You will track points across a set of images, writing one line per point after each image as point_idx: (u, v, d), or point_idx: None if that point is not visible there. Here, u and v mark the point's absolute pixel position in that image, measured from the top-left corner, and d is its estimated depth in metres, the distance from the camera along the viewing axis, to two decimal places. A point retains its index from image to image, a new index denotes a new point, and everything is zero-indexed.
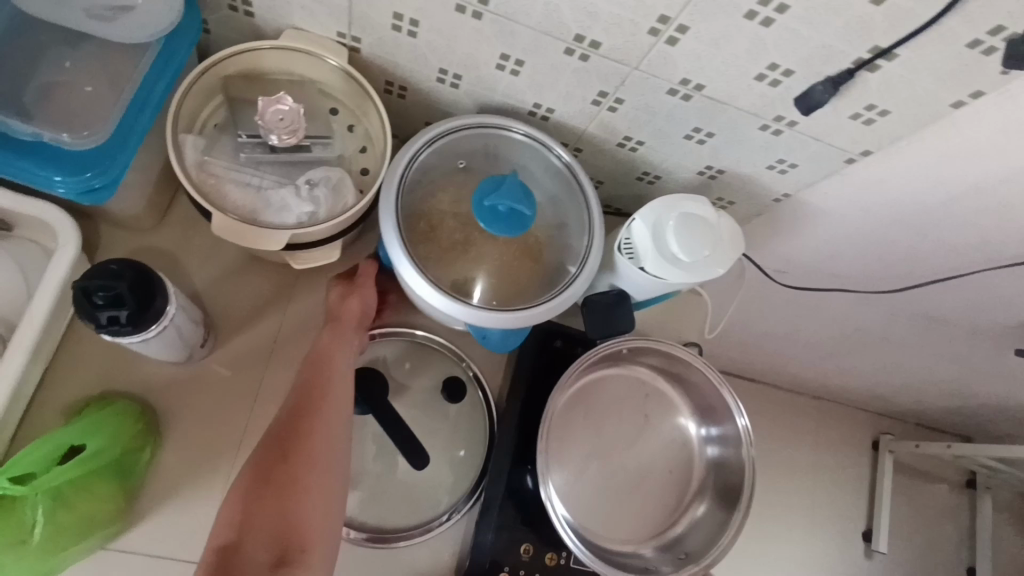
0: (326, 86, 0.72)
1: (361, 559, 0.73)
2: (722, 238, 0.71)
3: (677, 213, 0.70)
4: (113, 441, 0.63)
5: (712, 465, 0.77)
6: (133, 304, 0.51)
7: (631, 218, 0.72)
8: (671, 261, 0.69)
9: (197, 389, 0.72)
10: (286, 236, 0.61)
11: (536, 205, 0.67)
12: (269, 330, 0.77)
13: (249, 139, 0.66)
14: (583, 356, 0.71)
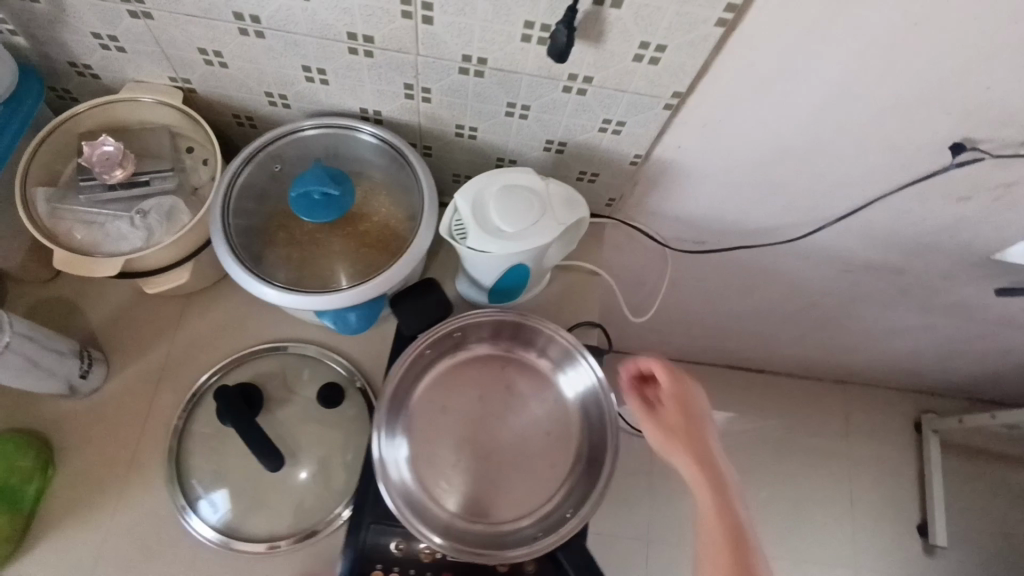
0: (178, 128, 0.78)
1: (248, 567, 0.74)
2: (553, 204, 0.71)
3: (498, 187, 0.71)
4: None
5: (584, 420, 0.76)
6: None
7: (455, 202, 0.72)
8: (501, 236, 0.70)
9: (90, 420, 0.78)
10: (120, 260, 0.68)
11: (348, 185, 0.70)
12: (159, 358, 0.82)
13: (88, 180, 0.71)
14: (416, 342, 0.73)
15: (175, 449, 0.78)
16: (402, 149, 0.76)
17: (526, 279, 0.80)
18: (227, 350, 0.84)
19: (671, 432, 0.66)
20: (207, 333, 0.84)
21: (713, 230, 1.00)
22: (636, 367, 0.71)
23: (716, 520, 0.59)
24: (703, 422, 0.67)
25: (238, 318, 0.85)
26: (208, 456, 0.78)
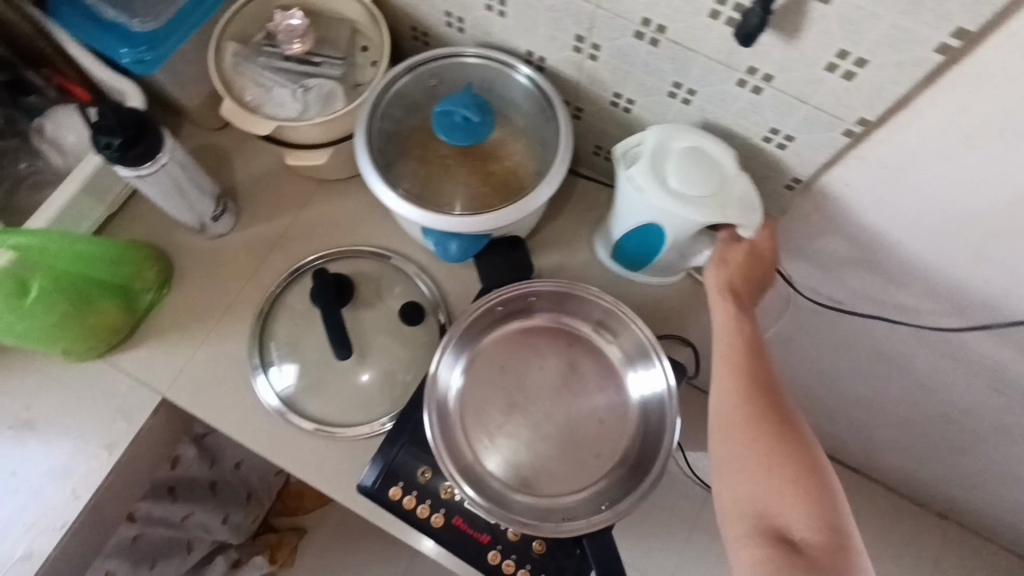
0: (359, 26, 0.82)
1: (287, 437, 0.79)
2: (730, 197, 0.67)
3: (689, 145, 0.68)
4: (112, 266, 0.77)
5: (642, 426, 0.71)
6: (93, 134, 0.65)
7: (643, 133, 0.71)
8: (664, 185, 0.67)
9: (209, 260, 0.87)
10: (272, 124, 0.74)
11: (490, 118, 0.69)
12: (279, 227, 0.89)
13: (271, 48, 0.78)
14: (497, 291, 0.72)
15: (266, 311, 0.84)
16: (552, 100, 0.75)
17: (655, 259, 0.78)
18: (336, 241, 0.89)
19: (728, 266, 0.72)
20: (324, 219, 0.89)
21: (852, 292, 0.89)
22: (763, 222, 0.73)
23: (743, 369, 0.65)
24: (757, 286, 0.72)
25: (354, 215, 0.90)
26: (288, 327, 0.83)
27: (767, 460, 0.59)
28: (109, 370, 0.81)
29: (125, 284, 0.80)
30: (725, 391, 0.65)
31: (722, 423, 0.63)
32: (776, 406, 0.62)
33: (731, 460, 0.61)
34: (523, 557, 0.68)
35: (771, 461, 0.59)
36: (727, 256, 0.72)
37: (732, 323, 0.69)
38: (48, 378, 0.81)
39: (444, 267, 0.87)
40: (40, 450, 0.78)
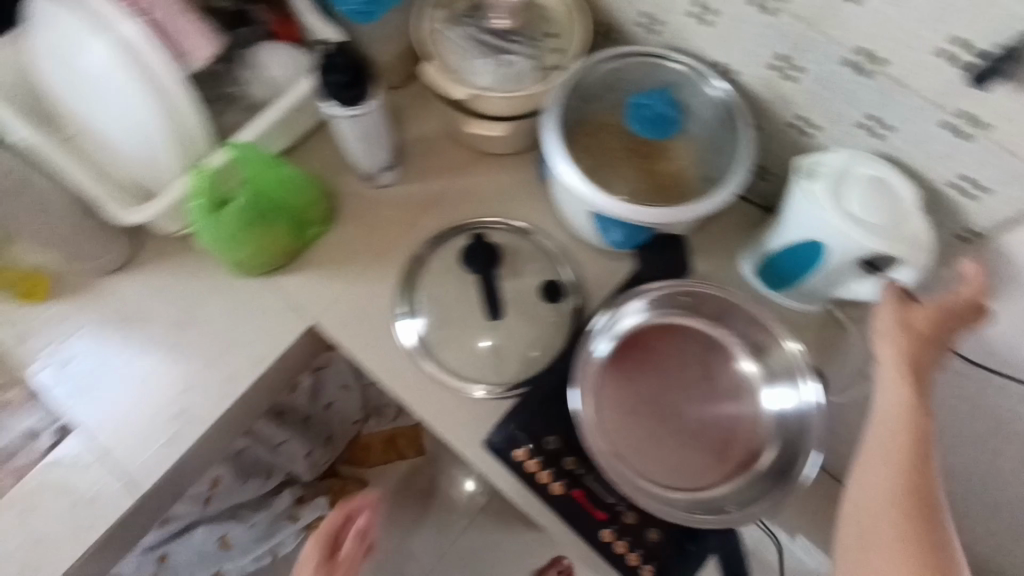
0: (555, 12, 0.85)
1: (420, 382, 0.84)
2: (904, 232, 0.67)
3: (870, 174, 0.69)
4: (298, 191, 0.83)
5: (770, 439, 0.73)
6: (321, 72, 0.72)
7: (826, 154, 0.72)
8: (838, 205, 0.68)
9: (369, 206, 0.93)
10: (466, 91, 0.78)
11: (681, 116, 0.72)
12: (436, 188, 0.94)
13: (475, 21, 0.82)
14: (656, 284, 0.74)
15: (415, 263, 0.89)
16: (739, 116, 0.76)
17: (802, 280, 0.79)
18: (487, 210, 0.93)
19: (909, 332, 0.68)
20: (479, 187, 0.94)
21: None
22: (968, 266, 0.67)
23: (907, 455, 0.65)
24: (932, 362, 0.69)
25: (509, 192, 0.94)
26: (433, 281, 0.88)
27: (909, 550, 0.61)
28: (268, 291, 0.88)
29: (301, 213, 0.86)
30: (884, 473, 0.65)
31: (872, 504, 0.64)
32: (926, 515, 0.62)
33: (866, 535, 0.64)
34: (636, 539, 0.72)
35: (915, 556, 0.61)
36: (910, 322, 0.68)
37: (909, 400, 0.66)
38: (214, 287, 0.88)
39: (585, 254, 0.90)
40: (199, 351, 0.86)
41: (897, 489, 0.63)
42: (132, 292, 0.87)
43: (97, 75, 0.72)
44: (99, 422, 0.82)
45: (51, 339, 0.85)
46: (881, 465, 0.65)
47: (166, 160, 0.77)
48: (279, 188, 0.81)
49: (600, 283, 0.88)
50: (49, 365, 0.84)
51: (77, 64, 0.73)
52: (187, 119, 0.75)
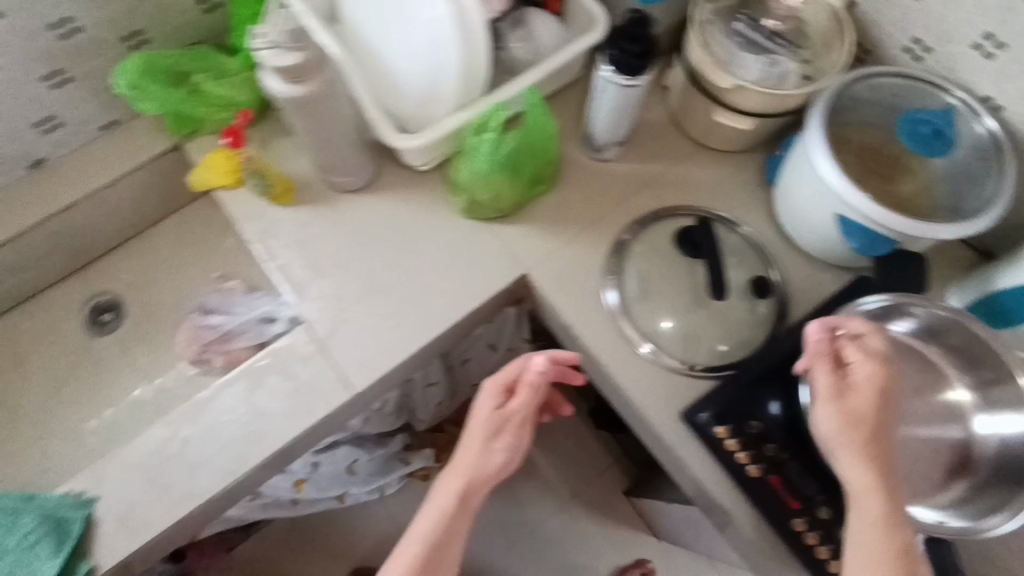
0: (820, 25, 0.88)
1: (620, 347, 0.89)
2: None
3: None
4: (549, 135, 0.88)
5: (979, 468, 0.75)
6: (612, 42, 0.77)
7: None
8: None
9: (590, 174, 0.97)
10: (733, 81, 0.82)
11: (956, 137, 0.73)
12: (654, 170, 0.98)
13: (746, 18, 0.86)
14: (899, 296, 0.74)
15: (628, 236, 0.93)
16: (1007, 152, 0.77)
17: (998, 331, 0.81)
18: (700, 200, 0.96)
19: (859, 423, 0.65)
20: (695, 176, 0.97)
21: None
22: (861, 331, 0.69)
23: (885, 514, 0.63)
24: (889, 430, 0.66)
25: (724, 186, 0.97)
26: (644, 256, 0.92)
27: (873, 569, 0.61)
28: (490, 235, 0.94)
29: (541, 167, 0.91)
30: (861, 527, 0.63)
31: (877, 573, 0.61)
32: None
33: None
34: (827, 534, 0.75)
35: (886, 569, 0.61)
36: (850, 409, 0.66)
37: (876, 469, 0.64)
38: (440, 220, 0.94)
39: (792, 257, 0.93)
40: (419, 276, 0.92)
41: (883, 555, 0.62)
42: (365, 210, 0.94)
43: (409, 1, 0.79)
44: (323, 321, 0.89)
45: (288, 239, 0.92)
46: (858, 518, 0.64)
47: (444, 91, 0.82)
48: (533, 131, 0.86)
49: (805, 287, 0.91)
50: (285, 262, 0.91)
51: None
52: (474, 54, 0.80)
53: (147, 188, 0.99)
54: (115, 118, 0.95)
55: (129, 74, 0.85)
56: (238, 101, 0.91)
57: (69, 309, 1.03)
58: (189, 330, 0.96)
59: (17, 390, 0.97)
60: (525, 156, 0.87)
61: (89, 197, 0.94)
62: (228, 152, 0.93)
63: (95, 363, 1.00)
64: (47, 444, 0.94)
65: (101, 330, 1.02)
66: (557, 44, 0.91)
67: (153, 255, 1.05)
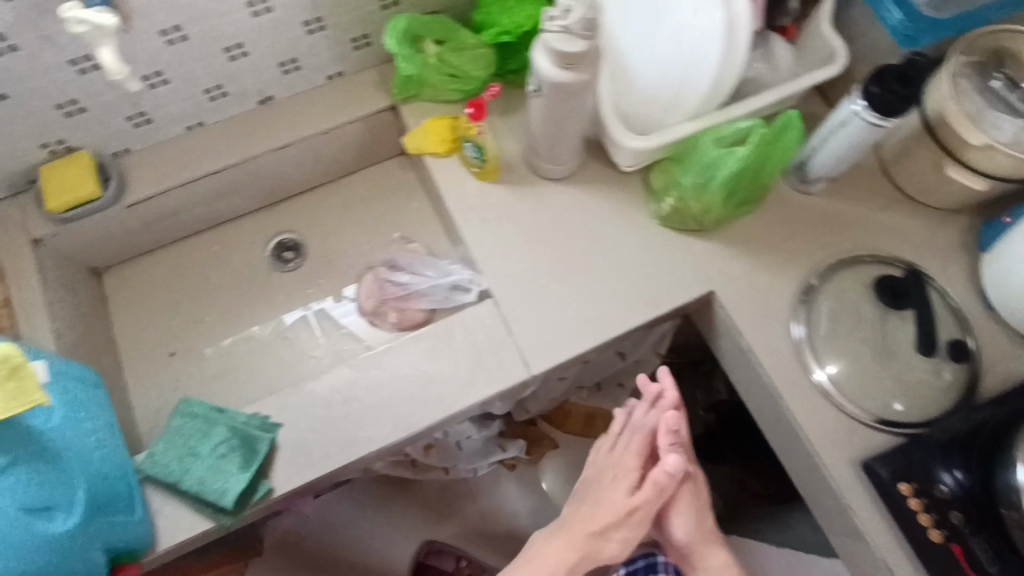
0: None
1: (798, 382, 0.88)
2: None
3: None
4: (787, 151, 0.83)
5: None
6: (875, 79, 0.78)
7: None
8: None
9: (788, 206, 0.97)
10: (983, 139, 0.81)
11: None
12: (852, 213, 0.97)
13: (1005, 76, 0.85)
14: None
15: (820, 275, 0.93)
16: None
17: None
18: (897, 250, 0.95)
19: (619, 462, 0.88)
20: (894, 226, 0.96)
21: None
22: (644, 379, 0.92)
23: (705, 546, 0.90)
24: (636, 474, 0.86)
25: (924, 240, 0.95)
26: (835, 297, 0.91)
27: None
28: (682, 245, 0.94)
29: (763, 179, 0.88)
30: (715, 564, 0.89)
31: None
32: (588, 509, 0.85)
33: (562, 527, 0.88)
34: None
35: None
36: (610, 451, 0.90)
37: (688, 504, 0.89)
38: (636, 223, 0.95)
39: (989, 326, 0.90)
40: (608, 273, 0.92)
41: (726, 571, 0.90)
42: (565, 199, 0.96)
43: (680, 7, 0.80)
44: (514, 300, 0.90)
45: (487, 214, 0.95)
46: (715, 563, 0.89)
47: (689, 99, 0.83)
48: (774, 146, 0.81)
49: (999, 360, 0.88)
50: (481, 236, 0.94)
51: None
52: (730, 68, 0.80)
53: (354, 141, 1.03)
54: (342, 71, 0.99)
55: (394, 37, 0.89)
56: (472, 76, 0.93)
57: (251, 242, 1.06)
58: (372, 281, 1.00)
59: (201, 310, 1.01)
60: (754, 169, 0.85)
61: (306, 141, 0.99)
62: (452, 120, 0.97)
63: (273, 298, 1.03)
64: (223, 366, 0.98)
65: (284, 267, 1.04)
66: (789, 72, 0.91)
67: (340, 205, 1.09)
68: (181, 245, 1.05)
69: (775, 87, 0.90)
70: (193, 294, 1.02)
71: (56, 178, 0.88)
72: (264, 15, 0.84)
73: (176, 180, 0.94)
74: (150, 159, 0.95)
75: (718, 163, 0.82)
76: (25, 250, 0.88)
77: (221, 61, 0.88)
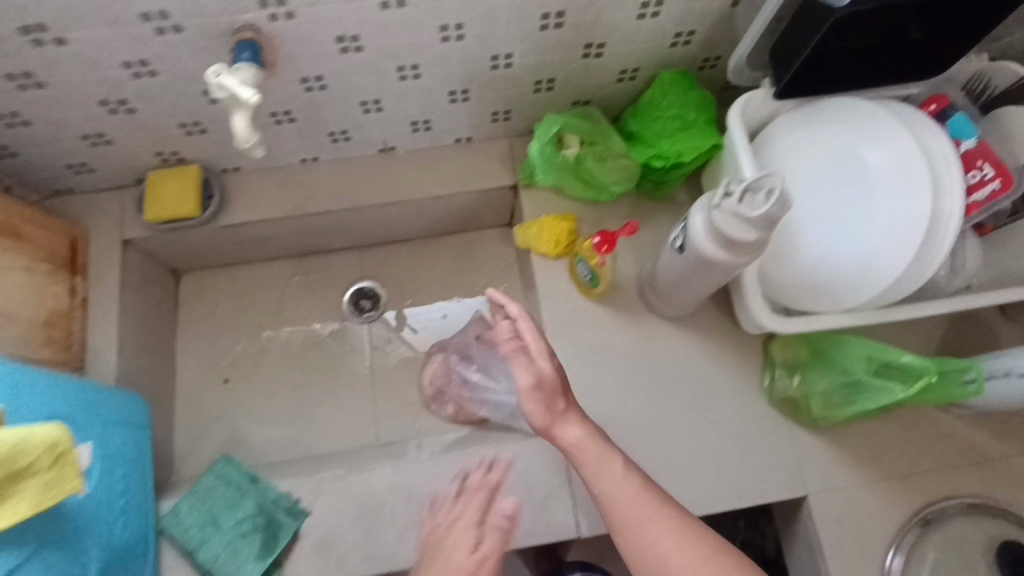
0: None
1: None
2: None
3: None
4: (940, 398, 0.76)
5: None
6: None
7: None
8: None
9: (915, 422, 0.84)
10: None
11: None
12: (990, 450, 0.83)
13: None
14: None
15: (931, 513, 0.81)
16: None
17: None
18: None
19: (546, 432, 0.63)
20: None
21: None
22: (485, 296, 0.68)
23: (599, 457, 0.60)
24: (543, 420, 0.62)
25: None
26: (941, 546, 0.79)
27: (680, 529, 0.56)
28: (784, 433, 0.83)
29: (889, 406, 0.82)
30: (613, 489, 0.59)
31: (677, 550, 0.54)
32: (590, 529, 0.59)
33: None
34: None
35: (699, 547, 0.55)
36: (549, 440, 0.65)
37: (552, 390, 0.62)
38: (739, 393, 0.85)
39: None
40: (694, 440, 0.83)
41: (625, 492, 0.58)
42: (668, 342, 0.86)
43: (880, 190, 0.68)
44: None
45: (578, 339, 0.86)
46: (611, 486, 0.59)
47: (862, 295, 0.72)
48: (933, 389, 0.74)
49: None
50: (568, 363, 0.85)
51: (862, 166, 0.69)
52: (917, 270, 0.70)
53: (462, 207, 0.96)
54: (472, 137, 0.91)
55: (545, 143, 0.78)
56: (609, 188, 0.84)
57: (331, 283, 1.01)
58: (438, 366, 0.92)
59: (265, 339, 0.98)
60: (896, 403, 0.78)
61: (415, 201, 0.93)
62: (570, 224, 0.87)
63: (340, 345, 0.98)
64: (273, 407, 0.95)
65: (359, 318, 0.99)
66: (966, 280, 0.79)
67: (430, 266, 1.02)
68: (263, 267, 1.01)
69: (948, 297, 0.77)
70: (262, 321, 0.99)
71: (161, 188, 0.85)
72: (410, 80, 0.77)
73: (276, 213, 0.90)
74: (255, 183, 0.90)
75: (870, 388, 0.75)
76: (116, 250, 0.86)
77: (355, 112, 0.82)
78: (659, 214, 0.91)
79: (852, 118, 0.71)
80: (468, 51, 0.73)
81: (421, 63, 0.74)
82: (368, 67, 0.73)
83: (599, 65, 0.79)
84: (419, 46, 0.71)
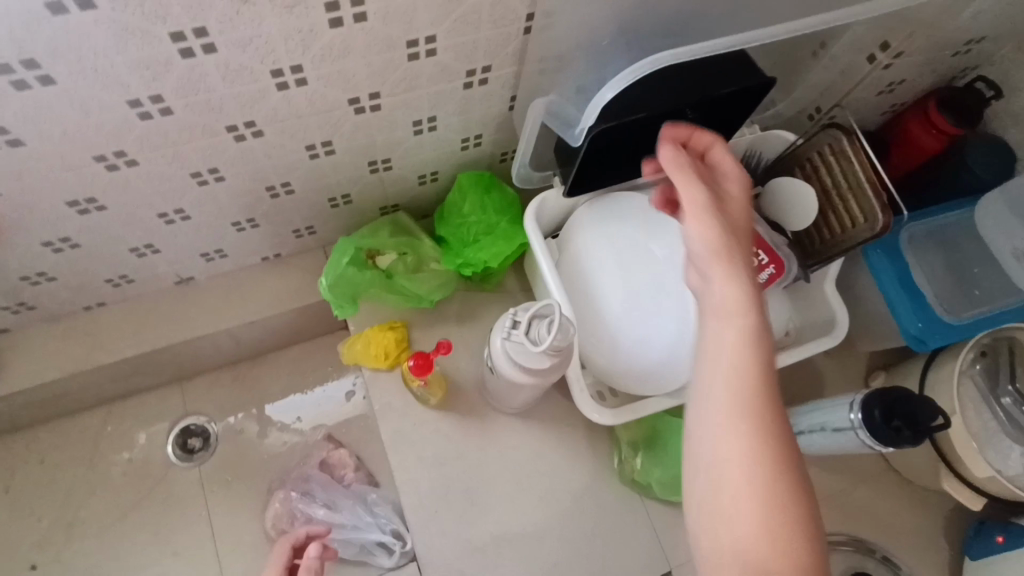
0: None
1: None
2: None
3: None
4: None
5: None
6: (880, 402, 0.66)
7: None
8: None
9: None
10: (992, 474, 0.72)
11: None
12: (830, 487, 0.87)
13: (1017, 393, 0.77)
14: None
15: None
16: None
17: None
18: (874, 536, 0.85)
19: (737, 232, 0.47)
20: (874, 508, 0.87)
21: None
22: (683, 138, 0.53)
23: (724, 379, 0.41)
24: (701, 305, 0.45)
25: (903, 527, 0.86)
26: None
27: (774, 491, 0.38)
28: (642, 513, 0.82)
29: None
30: (714, 370, 0.42)
31: (746, 547, 0.37)
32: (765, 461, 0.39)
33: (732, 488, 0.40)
34: None
35: (802, 544, 0.37)
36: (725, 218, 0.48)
37: (719, 213, 0.46)
38: (593, 480, 0.83)
39: None
40: (553, 540, 0.80)
41: (740, 384, 0.41)
42: (516, 439, 0.83)
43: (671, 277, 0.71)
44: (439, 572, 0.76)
45: (422, 455, 0.81)
46: (711, 362, 0.42)
47: (680, 377, 0.72)
48: None
49: None
50: (414, 483, 0.79)
51: (652, 257, 0.72)
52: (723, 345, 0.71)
53: (285, 325, 0.89)
54: (279, 253, 0.85)
55: (346, 268, 0.75)
56: (427, 296, 0.80)
57: (152, 428, 0.91)
58: (279, 507, 0.85)
59: (78, 507, 0.86)
60: None
61: (227, 330, 0.85)
62: (397, 332, 0.83)
63: (169, 497, 0.88)
64: None
65: (187, 462, 0.89)
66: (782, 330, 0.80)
67: (263, 390, 0.94)
68: (67, 422, 0.90)
69: None
70: (71, 485, 0.87)
71: None
72: (180, 221, 0.70)
73: (59, 373, 0.79)
74: (32, 342, 0.80)
75: None
76: None
77: (128, 258, 0.73)
78: (491, 306, 0.88)
79: (639, 210, 0.74)
80: (237, 188, 0.67)
81: (185, 205, 0.67)
82: (121, 219, 0.65)
83: (394, 175, 0.76)
84: (175, 194, 0.64)
